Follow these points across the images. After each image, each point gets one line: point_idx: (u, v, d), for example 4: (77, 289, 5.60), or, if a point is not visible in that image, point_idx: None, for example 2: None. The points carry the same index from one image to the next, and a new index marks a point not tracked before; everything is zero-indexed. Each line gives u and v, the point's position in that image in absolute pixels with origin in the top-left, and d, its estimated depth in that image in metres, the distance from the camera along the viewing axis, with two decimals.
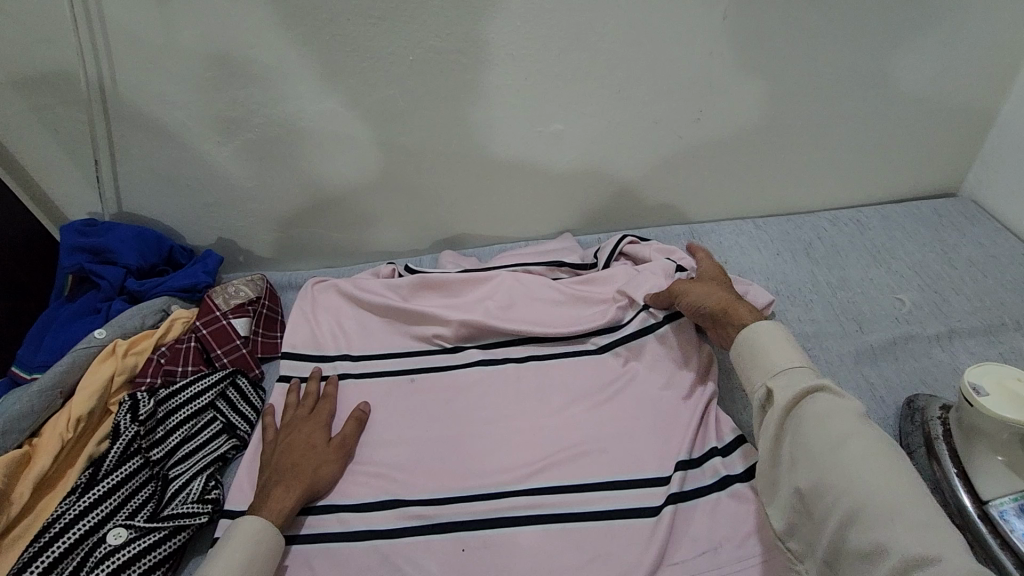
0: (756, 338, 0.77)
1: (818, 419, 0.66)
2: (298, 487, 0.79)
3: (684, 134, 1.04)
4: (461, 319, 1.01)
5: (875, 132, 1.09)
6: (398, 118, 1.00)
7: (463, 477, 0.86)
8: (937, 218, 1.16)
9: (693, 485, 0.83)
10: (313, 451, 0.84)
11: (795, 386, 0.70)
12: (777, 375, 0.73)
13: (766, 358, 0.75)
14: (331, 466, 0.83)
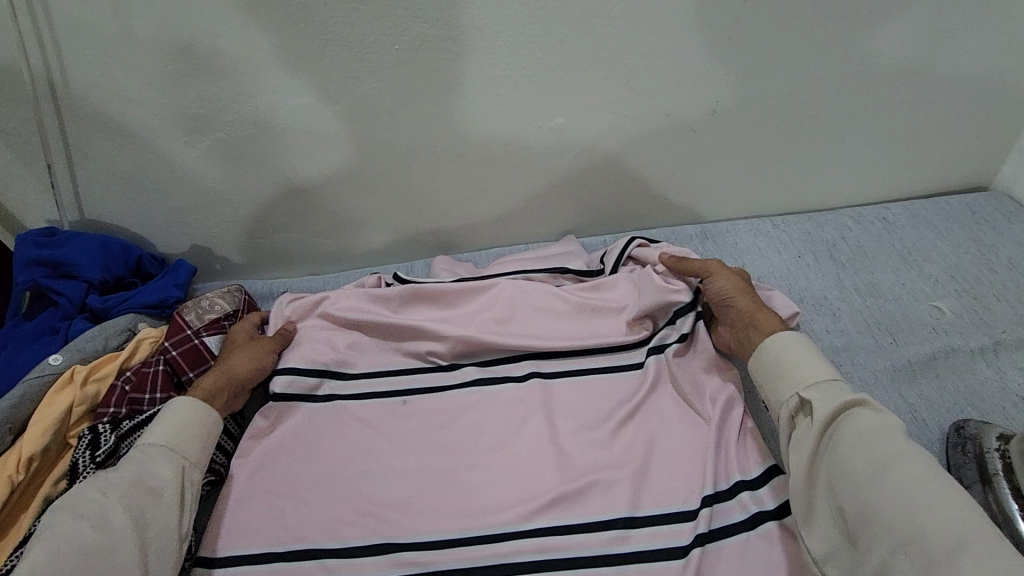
0: (790, 342, 0.69)
1: (864, 429, 0.58)
2: (224, 372, 0.79)
3: (699, 126, 0.93)
4: (457, 334, 0.85)
5: (910, 122, 0.96)
6: (380, 113, 0.89)
7: (447, 513, 0.69)
8: (970, 214, 0.97)
9: (720, 523, 0.66)
10: (240, 346, 0.84)
11: (835, 399, 0.62)
12: (816, 385, 0.65)
13: (798, 365, 0.67)
14: (256, 355, 0.82)
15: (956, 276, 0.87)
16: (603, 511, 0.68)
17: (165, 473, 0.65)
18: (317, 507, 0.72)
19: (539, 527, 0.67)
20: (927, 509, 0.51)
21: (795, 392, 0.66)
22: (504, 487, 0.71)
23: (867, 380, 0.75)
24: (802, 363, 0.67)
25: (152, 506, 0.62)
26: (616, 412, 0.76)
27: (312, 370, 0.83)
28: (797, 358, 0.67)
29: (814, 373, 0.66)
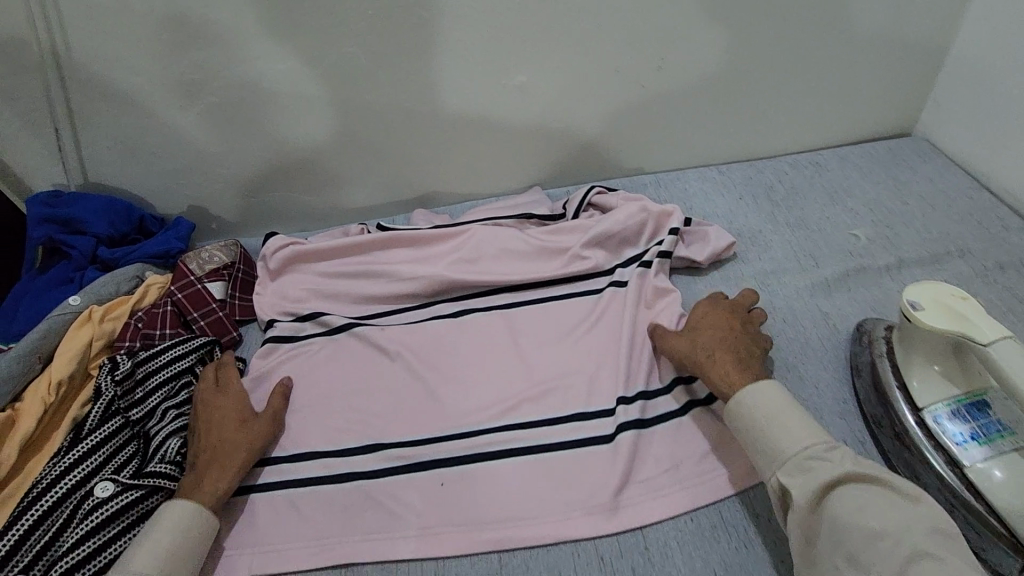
0: (747, 404, 0.66)
1: (852, 505, 0.55)
2: (238, 463, 0.73)
3: (647, 82, 1.03)
4: (430, 273, 0.95)
5: (838, 74, 1.07)
6: (357, 75, 0.98)
7: (429, 418, 0.79)
8: (891, 157, 1.08)
9: (656, 412, 0.77)
10: (243, 424, 0.77)
11: (813, 478, 0.58)
12: (788, 463, 0.60)
13: (765, 440, 0.63)
14: (260, 438, 0.76)
15: (874, 208, 0.98)
16: (562, 408, 0.78)
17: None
18: (315, 420, 0.82)
19: (508, 423, 0.77)
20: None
21: (773, 471, 0.62)
22: (478, 395, 0.81)
23: (788, 296, 0.87)
24: (773, 436, 0.62)
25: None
26: (574, 331, 0.87)
27: (305, 315, 0.95)
28: (762, 424, 0.64)
29: (783, 445, 0.61)
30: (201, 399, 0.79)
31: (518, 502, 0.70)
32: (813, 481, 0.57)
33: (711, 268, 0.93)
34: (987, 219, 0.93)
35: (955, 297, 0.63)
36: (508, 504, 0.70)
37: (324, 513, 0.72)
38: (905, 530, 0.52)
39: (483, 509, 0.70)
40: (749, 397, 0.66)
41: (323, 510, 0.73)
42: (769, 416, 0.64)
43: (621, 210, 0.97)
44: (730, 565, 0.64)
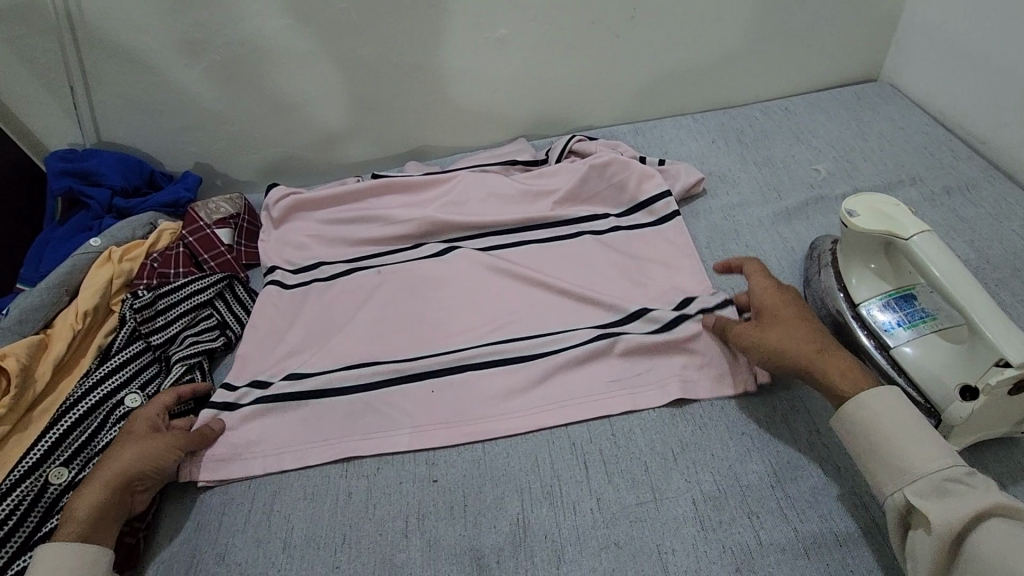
0: (883, 417, 0.59)
1: (1004, 537, 0.49)
2: (112, 477, 0.67)
3: (622, 32, 1.09)
4: (421, 216, 1.01)
5: (807, 22, 1.11)
6: (350, 31, 1.04)
7: (420, 338, 0.86)
8: (856, 100, 1.14)
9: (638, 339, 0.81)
10: (140, 437, 0.72)
11: (956, 506, 0.52)
12: (920, 483, 0.55)
13: (898, 453, 0.57)
14: (146, 457, 0.70)
15: (836, 146, 1.05)
16: (542, 327, 0.85)
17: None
18: (313, 345, 0.88)
19: (492, 340, 0.84)
20: None
21: (902, 488, 0.56)
22: (465, 320, 0.87)
23: (750, 225, 0.94)
24: (908, 452, 0.57)
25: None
26: (557, 266, 0.93)
27: (301, 268, 1.01)
28: (895, 440, 0.58)
29: (919, 463, 0.56)
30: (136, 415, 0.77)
31: (501, 407, 0.77)
32: (958, 510, 0.52)
33: (682, 204, 1.01)
34: (939, 153, 1.00)
35: (888, 202, 0.70)
36: (490, 405, 0.77)
37: (325, 418, 0.79)
38: None
39: (469, 411, 0.77)
40: (883, 406, 0.60)
41: (323, 416, 0.79)
42: (900, 427, 0.58)
43: (610, 157, 1.01)
44: (688, 445, 0.72)
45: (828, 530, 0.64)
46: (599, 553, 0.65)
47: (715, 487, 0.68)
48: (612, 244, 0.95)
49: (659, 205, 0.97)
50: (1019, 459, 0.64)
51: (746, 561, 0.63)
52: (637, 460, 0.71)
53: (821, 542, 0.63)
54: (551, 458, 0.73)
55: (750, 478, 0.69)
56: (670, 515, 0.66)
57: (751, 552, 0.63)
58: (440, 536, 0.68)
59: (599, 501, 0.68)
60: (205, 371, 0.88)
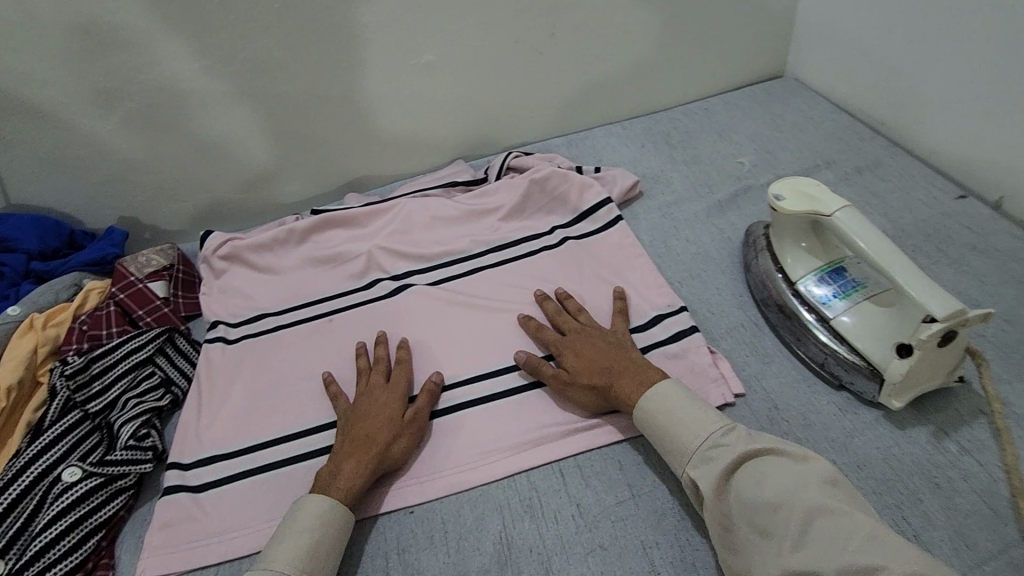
0: (653, 410, 0.67)
1: (762, 478, 0.58)
2: (356, 469, 0.68)
3: (545, 50, 1.12)
4: (372, 251, 1.01)
5: (716, 27, 1.18)
6: (274, 69, 1.03)
7: None
8: (767, 96, 1.23)
9: None
10: (382, 422, 0.72)
11: (720, 464, 0.61)
12: (694, 458, 0.63)
13: (672, 438, 0.65)
14: (408, 442, 0.72)
15: (755, 140, 1.12)
16: (504, 359, 0.83)
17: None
18: (273, 408, 0.85)
19: (456, 380, 0.82)
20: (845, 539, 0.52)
21: (685, 468, 0.64)
22: (425, 360, 0.85)
23: (688, 221, 0.98)
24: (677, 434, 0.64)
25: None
26: (511, 290, 0.93)
27: (243, 321, 0.98)
28: (667, 429, 0.65)
29: (690, 441, 0.63)
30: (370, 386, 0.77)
31: (470, 446, 0.75)
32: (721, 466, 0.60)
33: (622, 206, 1.04)
34: (846, 137, 1.08)
35: (808, 183, 0.76)
36: (467, 452, 0.74)
37: (288, 492, 0.76)
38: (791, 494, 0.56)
39: (440, 458, 0.74)
40: (663, 402, 0.67)
41: (286, 490, 0.76)
42: (669, 414, 0.66)
43: (549, 171, 1.04)
44: None
45: None
46: (585, 558, 0.64)
47: None
48: (562, 256, 0.96)
49: (601, 212, 1.00)
50: (956, 407, 0.68)
51: None
52: (611, 459, 0.72)
53: None
54: (526, 472, 0.73)
55: None
56: (650, 508, 0.67)
57: None
58: (423, 568, 0.66)
59: (578, 506, 0.68)
60: (157, 429, 0.84)
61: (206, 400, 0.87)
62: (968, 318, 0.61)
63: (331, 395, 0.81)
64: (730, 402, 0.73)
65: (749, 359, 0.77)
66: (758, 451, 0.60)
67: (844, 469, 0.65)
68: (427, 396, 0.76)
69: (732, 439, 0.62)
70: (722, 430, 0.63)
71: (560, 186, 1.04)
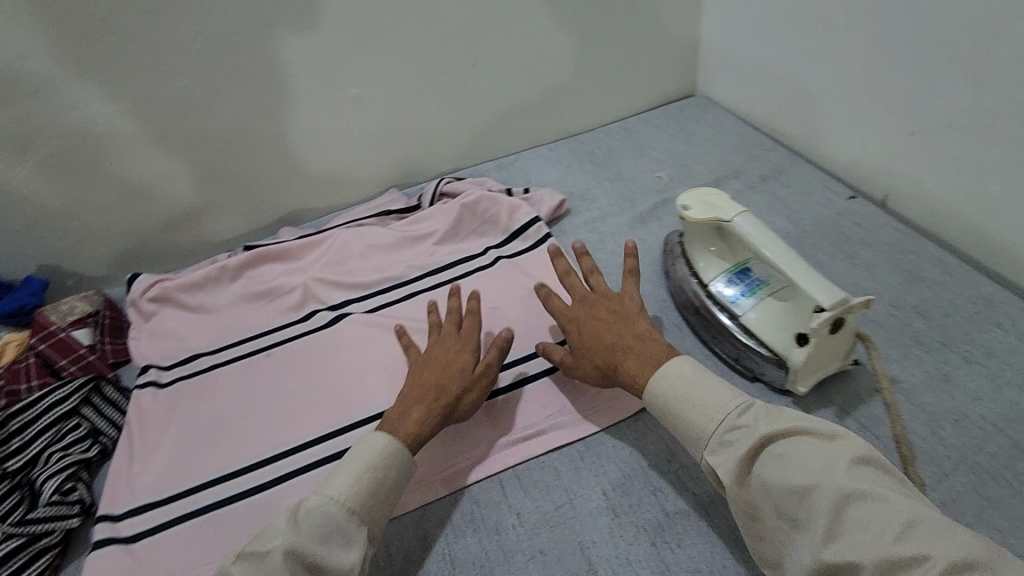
0: (662, 390, 0.65)
1: (784, 462, 0.55)
2: (427, 413, 0.71)
3: (468, 80, 1.17)
4: (308, 283, 1.02)
5: (628, 53, 1.26)
6: (198, 108, 1.03)
7: (320, 415, 0.85)
8: (681, 114, 1.31)
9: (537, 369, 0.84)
10: (454, 372, 0.75)
11: (740, 449, 0.58)
12: (713, 442, 0.60)
13: (687, 424, 0.62)
14: (477, 392, 0.75)
15: (672, 155, 1.19)
16: None
17: (350, 559, 0.59)
18: (210, 447, 0.83)
19: None
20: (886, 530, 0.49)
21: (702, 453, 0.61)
22: (366, 387, 0.87)
23: (612, 234, 1.04)
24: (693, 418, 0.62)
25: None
26: (447, 312, 0.96)
27: (175, 363, 0.96)
28: (682, 413, 0.63)
29: (708, 424, 0.61)
30: (443, 339, 0.79)
31: None
32: (740, 452, 0.57)
33: (551, 224, 1.09)
34: (752, 149, 1.16)
35: (711, 193, 0.82)
36: None
37: (227, 532, 0.74)
38: (820, 478, 0.53)
39: None
40: (675, 385, 0.65)
41: (225, 530, 0.75)
42: (682, 396, 0.64)
43: (479, 195, 1.07)
44: (592, 442, 0.76)
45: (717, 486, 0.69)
46: (527, 565, 0.66)
47: (618, 473, 0.73)
48: (495, 275, 1.00)
49: (531, 231, 1.04)
50: (856, 388, 0.74)
51: (659, 536, 0.67)
52: (548, 467, 0.75)
53: (716, 499, 0.69)
54: (468, 488, 0.74)
55: (650, 457, 0.74)
56: (586, 509, 0.70)
57: (661, 525, 0.67)
58: None
59: (519, 515, 0.70)
60: (84, 481, 0.81)
61: (138, 446, 0.84)
62: (851, 305, 0.67)
63: (403, 344, 0.86)
64: None
65: None
66: (781, 433, 0.57)
67: None
68: (499, 347, 0.78)
69: (750, 420, 0.59)
70: (739, 409, 0.60)
71: (491, 208, 1.07)
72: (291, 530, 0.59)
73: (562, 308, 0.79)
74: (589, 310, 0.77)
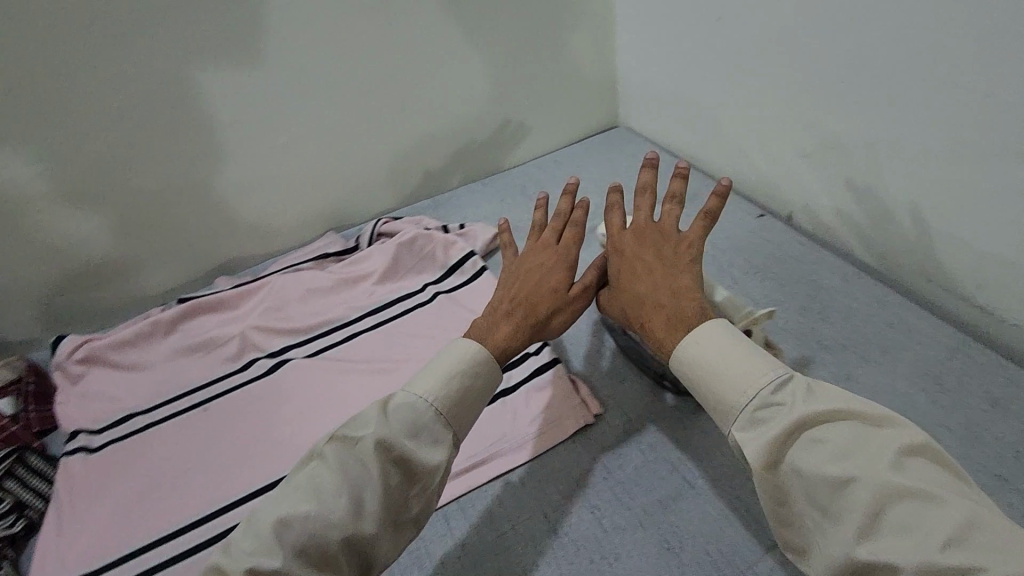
0: (688, 357, 0.63)
1: (822, 447, 0.53)
2: (514, 332, 0.72)
3: (398, 123, 1.21)
4: (246, 331, 1.01)
5: (552, 91, 1.33)
6: (122, 163, 1.03)
7: (265, 463, 0.85)
8: (606, 145, 1.39)
9: None
10: (546, 290, 0.75)
11: (773, 429, 0.55)
12: (745, 419, 0.58)
13: (717, 395, 0.60)
14: (571, 310, 0.76)
15: (599, 185, 1.26)
16: None
17: (436, 457, 0.62)
18: (149, 508, 0.81)
19: None
20: (929, 533, 0.47)
21: (731, 427, 0.59)
22: (312, 431, 0.88)
23: (545, 263, 1.08)
24: (725, 390, 0.59)
25: (409, 490, 0.62)
26: (389, 349, 0.98)
27: (107, 425, 0.92)
28: (716, 385, 0.61)
29: (741, 398, 0.58)
30: (540, 253, 0.79)
31: None
32: (772, 432, 0.55)
33: (487, 258, 1.13)
34: (672, 175, 1.24)
35: None
36: None
37: None
38: (860, 470, 0.51)
39: None
40: (705, 354, 0.62)
41: None
42: (712, 365, 0.61)
43: (415, 233, 1.10)
44: (533, 467, 0.79)
45: (651, 498, 0.73)
46: None
47: (557, 494, 0.75)
48: (435, 311, 1.03)
49: (467, 265, 1.08)
50: None
51: (597, 553, 0.69)
52: (492, 495, 0.77)
53: (651, 510, 0.72)
54: None
55: (588, 475, 0.77)
56: (528, 533, 0.72)
57: (600, 540, 0.70)
58: None
59: (463, 545, 0.72)
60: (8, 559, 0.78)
61: (68, 516, 0.81)
62: (756, 318, 0.75)
63: (503, 242, 0.87)
64: (590, 422, 0.82)
65: (604, 383, 0.87)
66: (820, 415, 0.54)
67: (686, 464, 0.75)
68: (596, 270, 0.78)
69: (787, 397, 0.56)
70: (775, 384, 0.57)
71: (427, 245, 1.10)
72: (382, 422, 0.62)
73: (615, 233, 0.78)
74: (640, 246, 0.74)
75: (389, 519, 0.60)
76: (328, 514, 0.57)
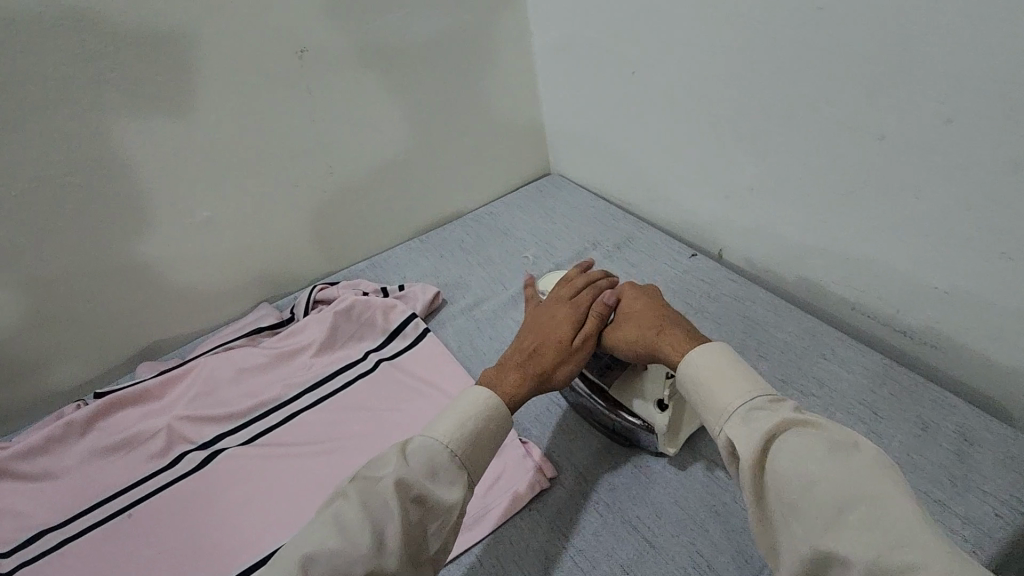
0: (692, 371, 0.65)
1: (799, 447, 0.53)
2: (521, 379, 0.74)
3: (326, 187, 1.18)
4: (173, 423, 0.94)
5: (483, 144, 1.34)
6: (25, 253, 0.95)
7: (201, 569, 0.78)
8: (540, 192, 1.40)
9: None
10: (553, 340, 0.78)
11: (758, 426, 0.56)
12: (734, 417, 0.59)
13: (711, 397, 0.62)
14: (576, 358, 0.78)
15: (537, 234, 1.27)
16: None
17: (453, 497, 0.62)
18: None
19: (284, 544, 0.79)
20: (888, 531, 0.46)
21: (723, 427, 0.60)
22: (252, 527, 0.82)
23: (489, 318, 1.08)
24: (720, 393, 0.61)
25: (427, 526, 0.61)
26: (332, 426, 0.93)
27: (14, 547, 0.83)
28: (712, 391, 0.62)
29: (733, 400, 0.59)
30: (554, 307, 0.83)
31: None
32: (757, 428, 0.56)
33: (429, 318, 1.11)
34: (605, 218, 1.27)
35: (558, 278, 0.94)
36: None
37: None
38: (835, 471, 0.50)
39: None
40: (706, 366, 0.63)
41: None
42: (711, 376, 0.63)
43: (352, 299, 1.06)
44: (489, 543, 0.76)
45: (613, 563, 0.71)
46: None
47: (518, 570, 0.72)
48: (379, 381, 0.99)
49: (409, 328, 1.05)
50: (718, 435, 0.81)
51: None
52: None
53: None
54: None
55: (546, 545, 0.74)
56: None
57: None
58: None
59: None
60: None
61: None
62: None
63: (529, 296, 0.93)
64: (546, 488, 0.80)
65: (555, 442, 0.85)
66: (808, 422, 0.55)
67: (646, 523, 0.74)
68: (601, 317, 0.80)
69: (781, 407, 0.57)
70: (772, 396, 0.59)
71: (365, 310, 1.06)
72: (401, 462, 0.62)
73: (630, 290, 0.82)
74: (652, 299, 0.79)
75: (409, 559, 0.59)
76: (353, 548, 0.56)
